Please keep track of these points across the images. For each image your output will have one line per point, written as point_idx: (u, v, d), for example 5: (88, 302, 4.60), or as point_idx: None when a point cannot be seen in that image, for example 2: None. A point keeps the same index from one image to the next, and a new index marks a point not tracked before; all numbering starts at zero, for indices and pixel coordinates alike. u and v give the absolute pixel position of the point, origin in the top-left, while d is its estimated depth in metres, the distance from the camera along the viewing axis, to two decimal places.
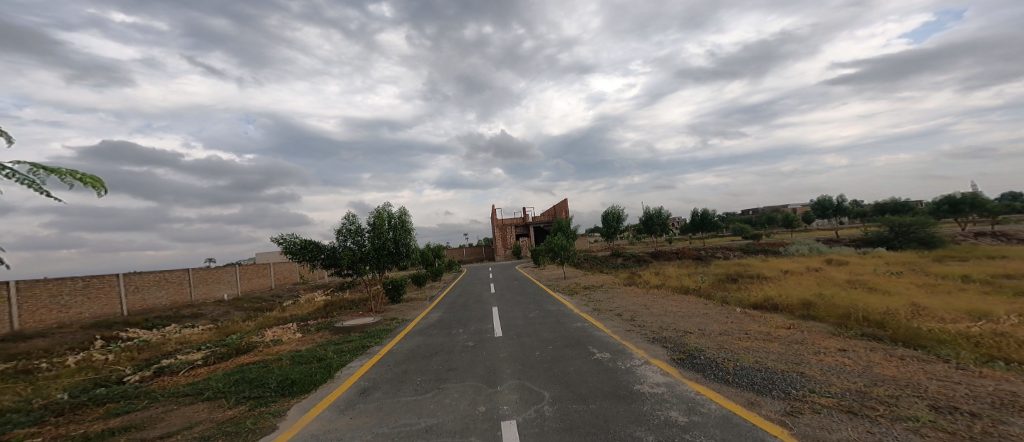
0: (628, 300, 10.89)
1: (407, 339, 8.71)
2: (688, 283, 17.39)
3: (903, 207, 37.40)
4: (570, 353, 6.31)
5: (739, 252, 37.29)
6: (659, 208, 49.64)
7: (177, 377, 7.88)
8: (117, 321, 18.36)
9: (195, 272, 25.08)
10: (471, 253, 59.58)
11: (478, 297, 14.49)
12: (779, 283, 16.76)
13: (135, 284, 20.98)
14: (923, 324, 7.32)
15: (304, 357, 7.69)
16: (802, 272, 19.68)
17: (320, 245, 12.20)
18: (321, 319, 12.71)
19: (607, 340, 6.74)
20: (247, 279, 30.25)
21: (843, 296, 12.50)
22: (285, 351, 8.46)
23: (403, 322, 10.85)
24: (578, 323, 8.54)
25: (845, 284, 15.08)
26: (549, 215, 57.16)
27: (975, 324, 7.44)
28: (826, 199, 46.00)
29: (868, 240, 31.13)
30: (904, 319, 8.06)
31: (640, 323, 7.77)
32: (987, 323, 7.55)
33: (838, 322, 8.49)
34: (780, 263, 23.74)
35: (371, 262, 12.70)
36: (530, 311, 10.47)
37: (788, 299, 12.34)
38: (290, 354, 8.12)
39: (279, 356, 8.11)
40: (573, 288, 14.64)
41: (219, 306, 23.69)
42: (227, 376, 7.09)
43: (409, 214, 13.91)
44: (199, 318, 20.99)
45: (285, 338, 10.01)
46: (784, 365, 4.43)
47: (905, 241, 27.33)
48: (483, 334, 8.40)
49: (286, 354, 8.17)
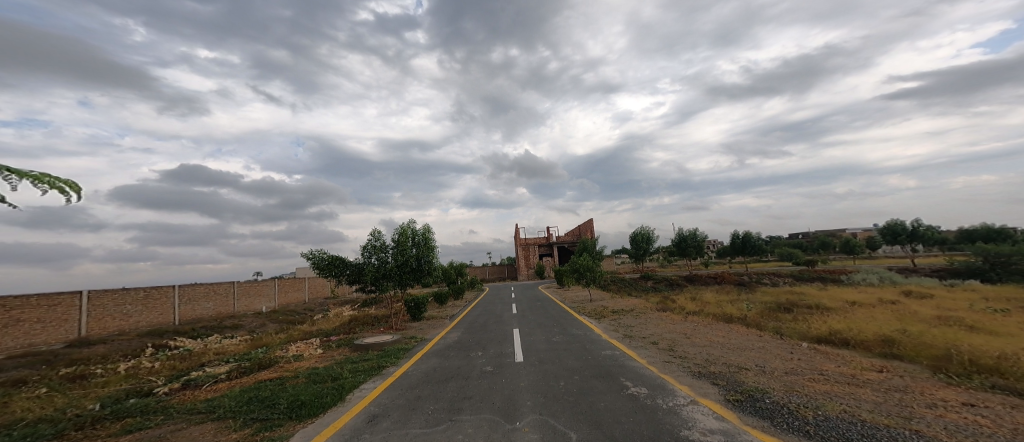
0: (664, 327, 9.70)
1: (423, 360, 8.07)
2: (731, 310, 15.76)
3: (998, 234, 32.75)
4: (599, 385, 5.40)
5: (790, 279, 34.04)
6: (693, 229, 46.85)
7: (199, 391, 7.63)
8: (169, 330, 19.19)
9: (239, 285, 26.09)
10: (495, 272, 58.99)
11: (500, 318, 13.68)
12: (846, 315, 14.69)
13: (187, 296, 21.98)
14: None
15: (319, 375, 7.25)
16: (872, 304, 17.29)
17: (345, 260, 12.03)
18: (343, 335, 12.42)
19: (643, 372, 5.77)
20: (284, 293, 31.20)
21: (934, 334, 10.62)
22: (303, 368, 8.07)
23: (422, 341, 10.27)
24: (608, 350, 7.57)
25: (934, 320, 12.89)
26: (574, 234, 55.56)
27: None
28: (898, 224, 41.17)
29: (955, 271, 27.37)
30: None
31: (680, 354, 6.71)
32: None
33: (936, 368, 7.00)
34: (843, 293, 21.13)
35: (395, 279, 12.39)
36: (553, 335, 9.56)
37: (862, 334, 10.69)
38: (307, 371, 7.73)
39: (296, 373, 7.74)
40: (600, 312, 13.51)
41: (257, 318, 24.46)
42: (241, 394, 6.72)
43: (433, 231, 13.60)
44: (239, 329, 21.59)
45: (306, 354, 9.70)
46: (888, 419, 3.34)
47: (1005, 273, 23.64)
48: (503, 358, 7.63)
49: (302, 371, 7.77)
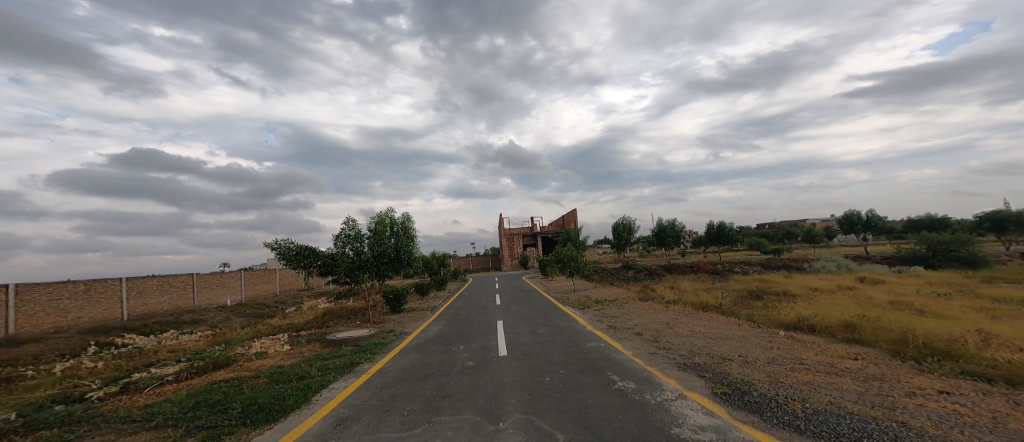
0: (647, 317, 9.80)
1: (401, 356, 7.79)
2: (706, 299, 16.24)
3: (939, 223, 35.21)
4: (586, 381, 5.41)
5: (759, 267, 35.56)
6: (671, 220, 48.03)
7: (139, 395, 6.86)
8: (116, 326, 17.92)
9: (198, 277, 24.69)
10: (477, 262, 58.76)
11: (483, 309, 13.50)
12: (811, 301, 15.38)
13: (136, 289, 20.57)
14: (992, 354, 6.98)
15: (282, 375, 6.83)
16: (832, 290, 18.23)
17: (316, 250, 11.44)
18: (315, 330, 11.86)
19: (629, 365, 5.85)
20: (252, 285, 29.85)
21: (890, 319, 11.27)
22: (265, 367, 7.59)
23: (401, 335, 9.96)
24: (593, 342, 7.59)
25: (888, 305, 13.70)
26: (556, 225, 55.89)
27: None
28: (854, 214, 43.57)
29: (902, 258, 29.32)
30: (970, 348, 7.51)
31: (665, 345, 6.78)
32: None
33: (894, 352, 7.39)
34: (807, 280, 22.16)
35: (371, 270, 11.92)
36: (537, 327, 9.48)
37: (827, 319, 11.22)
38: (268, 370, 7.27)
39: (256, 372, 7.27)
40: (583, 302, 13.57)
41: (220, 312, 23.24)
42: (190, 397, 6.19)
43: (412, 221, 13.17)
44: (199, 324, 20.46)
45: (270, 351, 9.15)
46: (873, 410, 3.38)
47: (945, 259, 25.49)
48: (486, 352, 7.47)
49: (264, 371, 7.31)
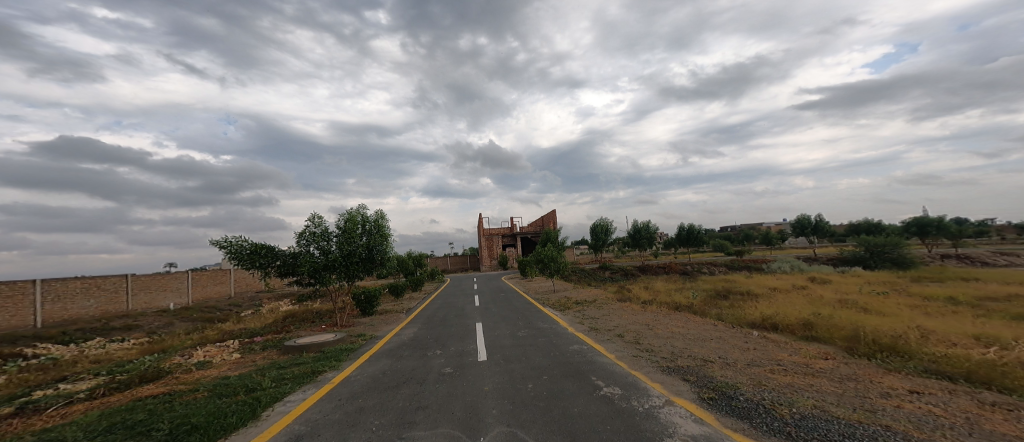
0: (627, 318, 9.87)
1: (371, 362, 7.38)
2: (677, 299, 16.74)
3: (875, 228, 38.30)
4: (570, 386, 5.40)
5: (724, 267, 37.33)
6: (646, 221, 49.49)
7: (37, 418, 6.09)
8: (26, 335, 16.00)
9: (134, 279, 22.63)
10: (455, 262, 58.02)
11: (461, 311, 13.17)
12: (771, 300, 16.22)
13: (55, 292, 18.55)
14: (933, 349, 7.57)
15: (225, 388, 6.23)
16: (789, 289, 19.34)
17: (274, 249, 10.66)
18: (273, 335, 11.08)
19: (613, 370, 5.93)
20: (202, 287, 27.79)
21: (842, 317, 12.03)
22: (207, 379, 6.92)
23: (371, 339, 9.49)
24: (574, 345, 7.55)
25: (837, 303, 14.68)
26: (535, 226, 56.16)
27: (987, 351, 7.47)
28: (805, 218, 46.57)
29: (845, 259, 31.68)
30: (914, 344, 8.09)
31: (647, 347, 6.85)
32: (999, 350, 7.57)
33: (848, 349, 7.82)
34: (766, 280, 23.40)
35: (339, 271, 11.28)
36: (518, 329, 9.30)
37: (787, 318, 11.83)
38: (210, 383, 6.62)
39: (195, 385, 6.59)
40: (563, 303, 13.57)
41: (161, 317, 21.38)
42: (106, 417, 5.51)
43: (385, 218, 12.62)
44: (133, 331, 18.69)
45: (215, 361, 8.39)
46: (854, 413, 3.47)
47: (880, 261, 27.81)
48: (464, 357, 7.23)
49: (205, 383, 6.66)
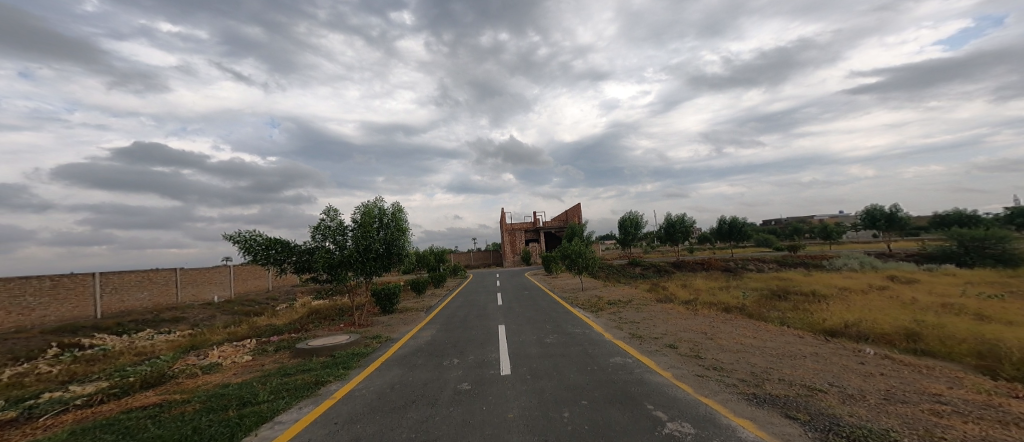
0: (675, 323, 8.34)
1: (379, 373, 6.35)
2: (727, 299, 14.85)
3: (969, 219, 33.33)
4: (619, 417, 4.03)
5: (774, 264, 33.91)
6: (680, 215, 46.29)
7: (19, 430, 4.75)
8: (86, 325, 16.60)
9: (182, 273, 23.35)
10: (479, 258, 57.28)
11: (483, 310, 12.06)
12: (845, 302, 13.96)
13: (112, 285, 19.21)
14: None
15: (217, 401, 5.16)
16: (864, 289, 16.65)
17: (289, 244, 9.97)
18: (290, 335, 10.47)
19: (674, 394, 4.47)
20: (242, 280, 28.52)
21: (953, 325, 9.78)
22: (206, 386, 5.92)
23: (387, 342, 8.52)
24: (617, 357, 6.15)
25: (938, 308, 12.16)
26: (559, 220, 54.27)
27: None
28: (876, 209, 41.57)
29: (930, 256, 27.75)
30: None
31: (713, 363, 5.32)
32: None
33: (987, 371, 5.96)
34: (830, 279, 20.52)
35: (356, 267, 10.52)
36: (546, 335, 7.99)
37: (881, 325, 9.75)
38: (204, 393, 5.51)
39: (189, 395, 5.46)
40: (595, 303, 12.13)
41: (205, 310, 21.90)
42: (76, 436, 4.13)
43: (404, 211, 11.74)
44: (179, 323, 19.14)
45: (227, 362, 7.53)
46: None
47: (978, 257, 23.91)
48: (484, 370, 6.03)
49: (201, 392, 5.62)
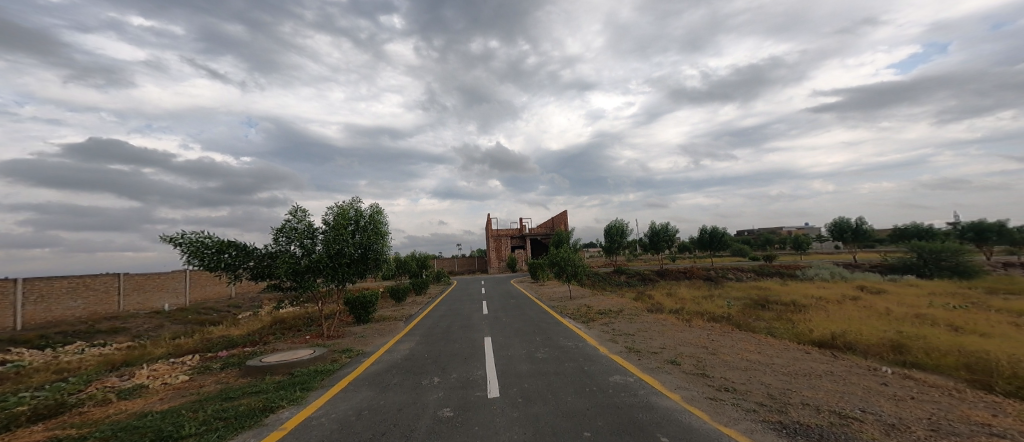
0: (672, 337, 7.91)
1: (345, 395, 5.55)
2: (711, 308, 14.72)
3: (927, 233, 35.11)
4: None
5: (752, 274, 34.64)
6: (664, 223, 46.84)
7: None
8: (1, 338, 14.73)
9: (127, 279, 21.44)
10: (462, 264, 56.15)
11: (467, 320, 11.31)
12: (824, 312, 14.01)
13: (38, 293, 17.33)
14: None
15: (127, 436, 4.43)
16: (841, 300, 16.87)
17: (246, 247, 8.97)
18: (245, 348, 9.46)
19: (688, 423, 3.93)
20: (200, 287, 26.58)
21: (934, 336, 9.74)
22: (116, 420, 5.17)
23: (360, 356, 7.70)
24: (616, 376, 5.62)
25: (914, 319, 12.27)
26: (545, 227, 54.05)
27: None
28: (843, 221, 43.33)
29: (892, 267, 28.96)
30: None
31: (724, 383, 4.83)
32: None
33: (981, 384, 5.73)
34: (807, 289, 20.85)
35: (325, 273, 9.61)
36: (537, 349, 7.37)
37: (867, 336, 9.60)
38: (111, 428, 4.77)
39: (90, 430, 4.79)
40: (585, 313, 11.65)
41: (152, 319, 20.10)
42: None
43: (382, 214, 10.91)
44: (119, 334, 17.42)
45: (154, 387, 6.70)
46: None
47: (936, 269, 25.06)
48: (467, 392, 5.34)
49: (107, 427, 4.85)
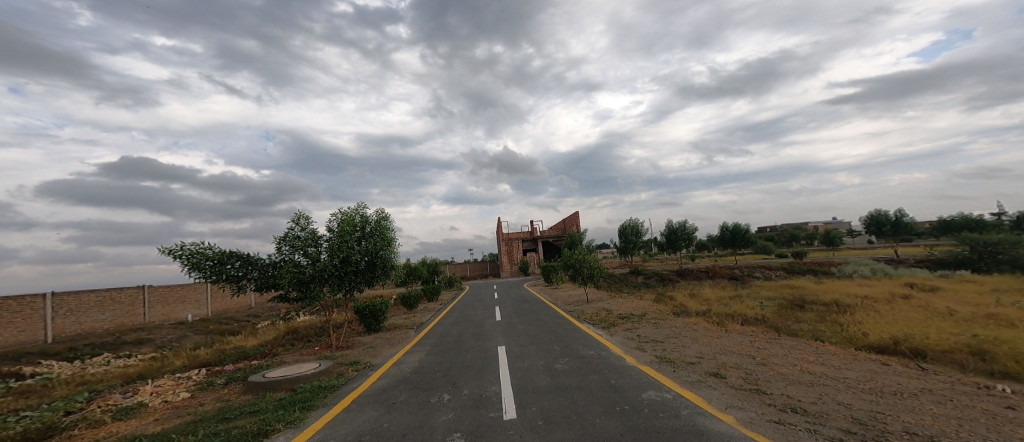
0: (708, 344, 7.04)
1: (345, 416, 4.91)
2: (743, 310, 13.63)
3: (977, 224, 32.64)
4: None
5: (781, 272, 32.85)
6: (682, 221, 45.24)
7: None
8: (32, 351, 14.87)
9: (151, 291, 21.62)
10: (475, 268, 55.60)
11: (479, 327, 10.64)
12: (873, 313, 12.76)
13: (67, 306, 17.50)
14: None
15: None
16: (888, 299, 15.47)
17: (248, 257, 8.55)
18: (251, 362, 8.99)
19: None
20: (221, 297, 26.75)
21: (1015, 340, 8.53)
22: None
23: (365, 370, 7.10)
24: (651, 392, 4.83)
25: (983, 320, 10.95)
26: (557, 230, 53.05)
27: None
28: (882, 214, 40.81)
29: (942, 262, 26.82)
30: None
31: (788, 402, 3.99)
32: None
33: None
34: (846, 287, 19.38)
35: (331, 282, 9.14)
36: (555, 359, 6.64)
37: (933, 339, 8.48)
38: None
39: None
40: (604, 318, 10.84)
41: (175, 330, 20.17)
42: None
43: (389, 219, 10.40)
44: (144, 346, 17.48)
45: (149, 406, 6.16)
46: None
47: (994, 263, 23.03)
48: (481, 412, 4.62)
49: None
